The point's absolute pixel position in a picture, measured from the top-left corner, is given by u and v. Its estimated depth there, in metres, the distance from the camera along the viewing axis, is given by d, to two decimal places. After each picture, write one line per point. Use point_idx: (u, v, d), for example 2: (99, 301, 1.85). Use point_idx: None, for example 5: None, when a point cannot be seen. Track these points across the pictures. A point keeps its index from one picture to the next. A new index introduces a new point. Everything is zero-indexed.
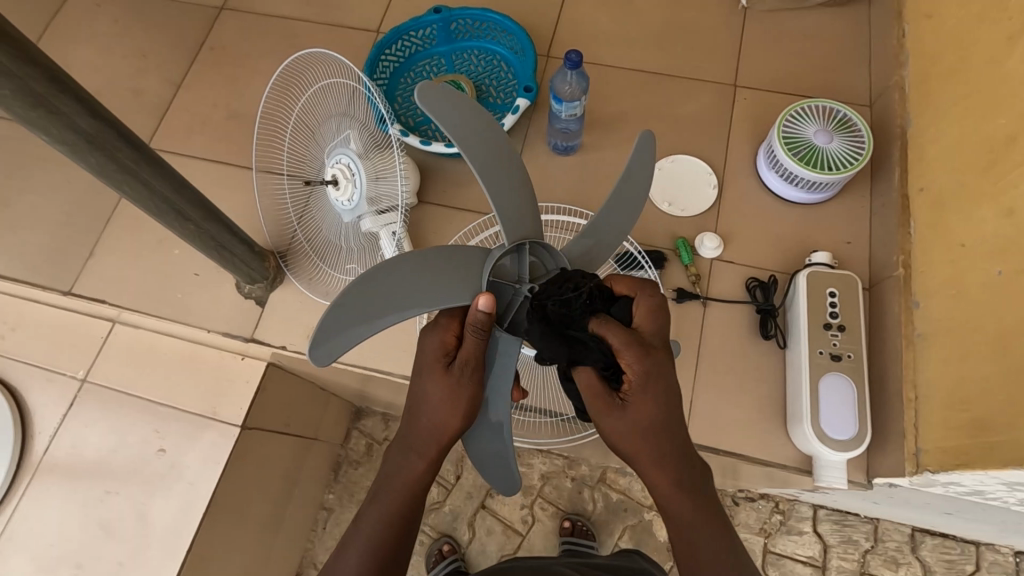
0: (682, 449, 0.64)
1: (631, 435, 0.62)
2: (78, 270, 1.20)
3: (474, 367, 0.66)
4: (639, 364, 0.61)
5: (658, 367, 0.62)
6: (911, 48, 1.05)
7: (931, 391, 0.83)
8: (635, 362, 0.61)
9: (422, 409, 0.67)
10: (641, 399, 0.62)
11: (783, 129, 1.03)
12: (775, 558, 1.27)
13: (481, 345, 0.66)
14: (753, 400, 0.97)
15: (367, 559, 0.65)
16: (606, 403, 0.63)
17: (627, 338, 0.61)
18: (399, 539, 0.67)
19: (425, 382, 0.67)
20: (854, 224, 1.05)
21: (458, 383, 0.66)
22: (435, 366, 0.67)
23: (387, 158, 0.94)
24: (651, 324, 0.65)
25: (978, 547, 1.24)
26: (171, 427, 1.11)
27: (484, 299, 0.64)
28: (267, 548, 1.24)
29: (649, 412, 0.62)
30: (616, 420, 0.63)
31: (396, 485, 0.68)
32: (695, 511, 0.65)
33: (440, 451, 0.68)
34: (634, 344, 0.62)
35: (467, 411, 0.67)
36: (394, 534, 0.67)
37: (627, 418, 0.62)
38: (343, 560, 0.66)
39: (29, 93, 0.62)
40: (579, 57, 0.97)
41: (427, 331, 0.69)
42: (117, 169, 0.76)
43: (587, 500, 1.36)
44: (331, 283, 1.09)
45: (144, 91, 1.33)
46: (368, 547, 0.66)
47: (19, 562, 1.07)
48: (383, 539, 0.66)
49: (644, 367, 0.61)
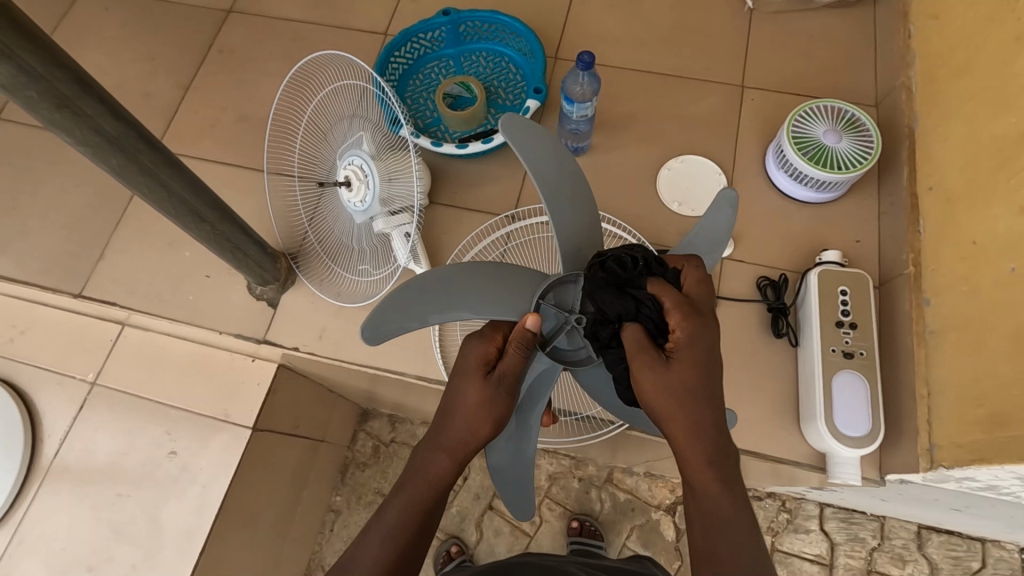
0: (717, 421, 0.61)
1: (665, 394, 0.61)
2: (88, 274, 1.20)
3: (513, 382, 0.69)
4: (684, 322, 0.62)
5: (699, 329, 0.62)
6: (917, 49, 1.06)
7: (944, 387, 0.84)
8: (683, 320, 0.62)
9: (456, 410, 0.69)
10: (683, 360, 0.61)
11: (793, 129, 1.04)
12: (782, 556, 1.28)
13: (523, 360, 0.69)
14: (768, 398, 0.97)
15: (390, 545, 0.63)
16: (653, 360, 0.62)
17: (678, 298, 0.63)
18: (419, 532, 0.65)
19: (468, 383, 0.69)
20: (863, 223, 1.06)
21: (499, 389, 0.69)
22: (475, 371, 0.69)
23: (401, 160, 0.95)
24: (699, 296, 0.66)
25: (984, 544, 1.25)
26: (183, 430, 1.11)
27: (531, 320, 0.69)
28: (277, 550, 1.24)
29: (689, 375, 0.61)
30: (660, 378, 0.61)
31: (420, 477, 0.67)
32: (729, 491, 0.59)
33: (465, 458, 0.69)
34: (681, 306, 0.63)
35: (498, 420, 0.69)
36: (417, 523, 0.65)
37: (671, 380, 0.61)
38: (366, 543, 0.64)
39: (56, 96, 0.63)
40: (591, 58, 0.97)
41: (470, 338, 0.72)
42: (138, 171, 0.76)
43: (595, 500, 1.36)
44: (343, 284, 1.10)
45: (153, 94, 1.33)
46: (390, 533, 0.64)
47: (30, 566, 1.07)
48: (404, 527, 0.64)
49: (690, 327, 0.62)
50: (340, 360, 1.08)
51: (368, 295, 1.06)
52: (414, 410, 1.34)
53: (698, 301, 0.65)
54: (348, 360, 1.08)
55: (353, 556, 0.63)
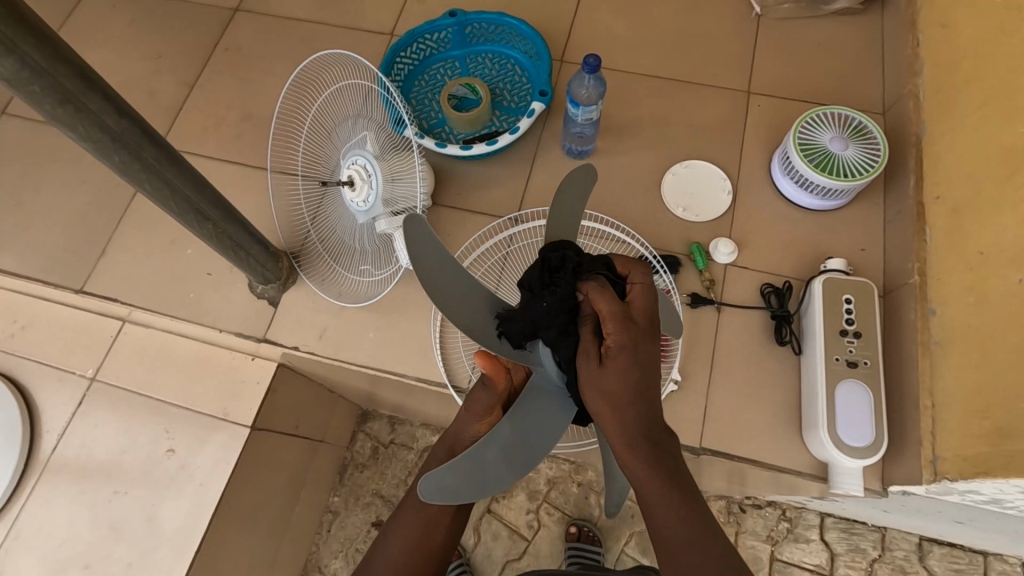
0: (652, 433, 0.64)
1: (600, 407, 0.64)
2: (90, 269, 1.19)
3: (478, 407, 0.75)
4: (620, 333, 0.62)
5: (637, 342, 0.63)
6: (926, 57, 1.05)
7: (949, 399, 0.83)
8: (618, 331, 0.62)
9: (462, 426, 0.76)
10: (612, 369, 0.63)
11: (799, 136, 1.03)
12: (782, 566, 1.26)
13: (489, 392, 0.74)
14: (768, 407, 0.96)
15: (402, 550, 0.71)
16: (589, 363, 0.64)
17: (613, 310, 0.62)
18: (427, 535, 0.71)
19: (458, 419, 0.77)
20: (868, 232, 1.05)
21: (482, 424, 0.76)
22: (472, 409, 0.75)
23: (404, 160, 0.95)
24: (617, 332, 0.62)
25: (986, 557, 1.23)
26: (182, 428, 1.11)
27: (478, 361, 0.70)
28: (273, 553, 1.23)
29: (617, 380, 0.63)
30: (590, 387, 0.64)
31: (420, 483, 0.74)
32: (674, 508, 0.62)
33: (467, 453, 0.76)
34: (619, 316, 0.63)
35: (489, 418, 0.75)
36: (421, 530, 0.71)
37: (604, 388, 0.63)
38: (381, 549, 0.72)
39: (59, 91, 0.63)
40: (597, 61, 0.96)
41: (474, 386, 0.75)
42: (141, 168, 0.76)
43: (594, 506, 1.35)
44: (344, 284, 1.10)
45: (158, 91, 1.34)
46: (402, 541, 0.71)
47: (25, 563, 1.06)
48: (412, 537, 0.71)
49: (624, 339, 0.62)
50: (339, 361, 1.07)
51: (371, 295, 1.06)
52: (413, 411, 1.34)
53: (615, 333, 0.63)
54: (348, 361, 1.07)
55: (375, 553, 0.72)
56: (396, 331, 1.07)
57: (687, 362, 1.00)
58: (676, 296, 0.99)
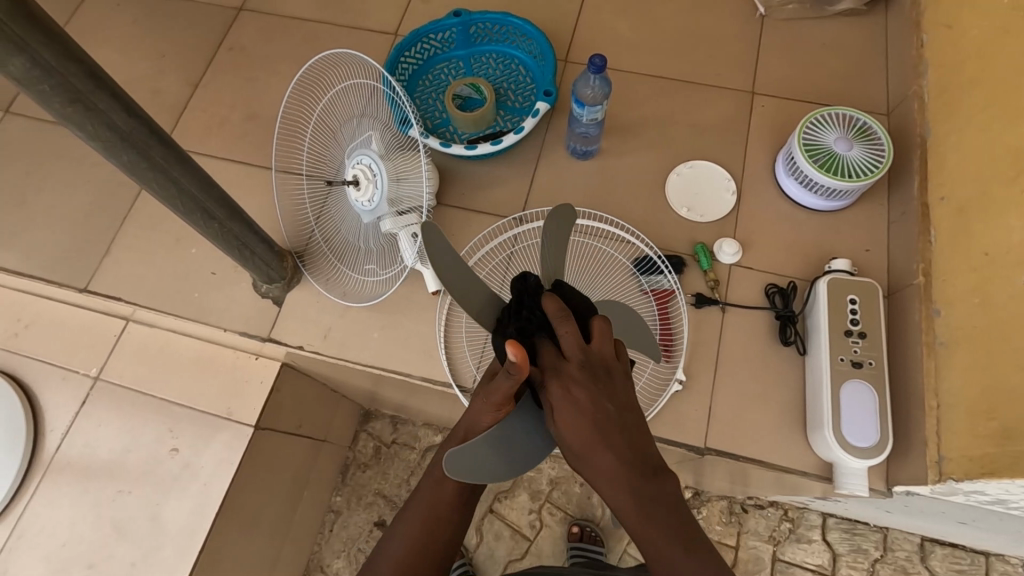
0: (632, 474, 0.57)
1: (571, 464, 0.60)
2: (94, 268, 1.19)
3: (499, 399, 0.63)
4: (558, 388, 0.59)
5: (578, 392, 0.59)
6: (930, 58, 1.05)
7: (954, 399, 0.83)
8: (555, 387, 0.59)
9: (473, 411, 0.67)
10: (565, 425, 0.59)
11: (803, 137, 1.03)
12: (784, 566, 1.27)
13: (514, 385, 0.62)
14: (772, 407, 0.96)
15: (406, 547, 0.70)
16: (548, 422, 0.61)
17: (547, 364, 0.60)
18: (432, 534, 0.71)
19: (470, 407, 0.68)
20: (872, 232, 1.05)
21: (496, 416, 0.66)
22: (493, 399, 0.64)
23: (411, 160, 0.96)
24: (556, 387, 0.59)
25: (987, 558, 1.23)
26: (186, 427, 1.11)
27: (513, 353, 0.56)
28: (275, 552, 1.23)
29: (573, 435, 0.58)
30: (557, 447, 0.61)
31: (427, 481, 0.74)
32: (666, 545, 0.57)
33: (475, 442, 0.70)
34: (553, 370, 0.60)
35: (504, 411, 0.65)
36: (425, 529, 0.71)
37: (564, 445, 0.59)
38: (385, 546, 0.71)
39: (69, 89, 0.63)
40: (603, 61, 0.96)
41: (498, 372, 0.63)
42: (148, 167, 0.76)
43: (596, 506, 1.35)
44: (349, 283, 1.10)
45: (162, 90, 1.34)
46: (407, 538, 0.70)
47: (28, 562, 1.06)
48: (416, 535, 0.70)
49: (561, 393, 0.59)
50: (343, 361, 1.07)
51: (375, 295, 1.07)
52: (416, 411, 1.34)
53: (554, 389, 0.59)
54: (353, 360, 1.07)
55: (381, 550, 0.71)
56: (400, 330, 1.07)
57: (692, 362, 1.00)
58: (680, 295, 0.99)
